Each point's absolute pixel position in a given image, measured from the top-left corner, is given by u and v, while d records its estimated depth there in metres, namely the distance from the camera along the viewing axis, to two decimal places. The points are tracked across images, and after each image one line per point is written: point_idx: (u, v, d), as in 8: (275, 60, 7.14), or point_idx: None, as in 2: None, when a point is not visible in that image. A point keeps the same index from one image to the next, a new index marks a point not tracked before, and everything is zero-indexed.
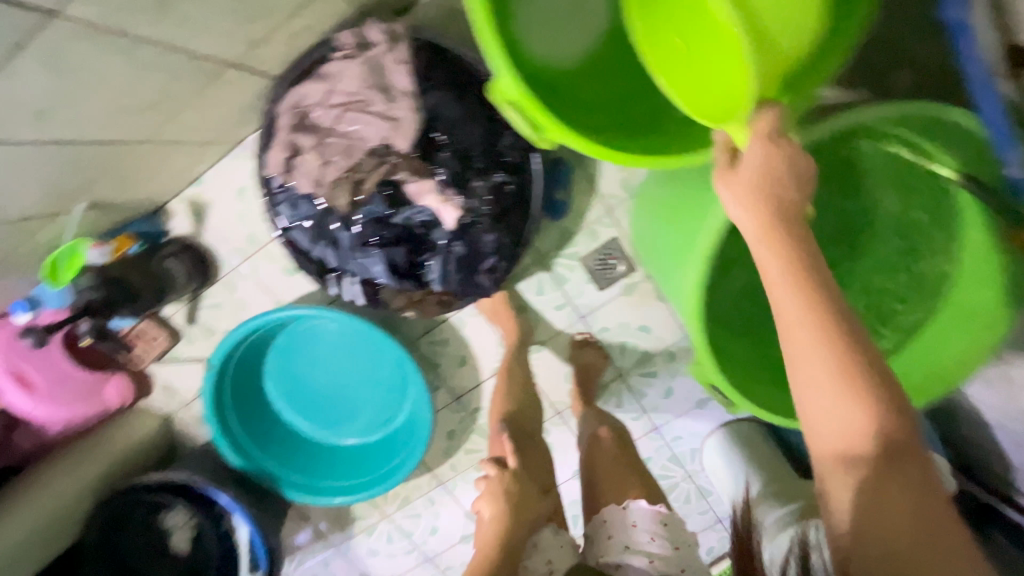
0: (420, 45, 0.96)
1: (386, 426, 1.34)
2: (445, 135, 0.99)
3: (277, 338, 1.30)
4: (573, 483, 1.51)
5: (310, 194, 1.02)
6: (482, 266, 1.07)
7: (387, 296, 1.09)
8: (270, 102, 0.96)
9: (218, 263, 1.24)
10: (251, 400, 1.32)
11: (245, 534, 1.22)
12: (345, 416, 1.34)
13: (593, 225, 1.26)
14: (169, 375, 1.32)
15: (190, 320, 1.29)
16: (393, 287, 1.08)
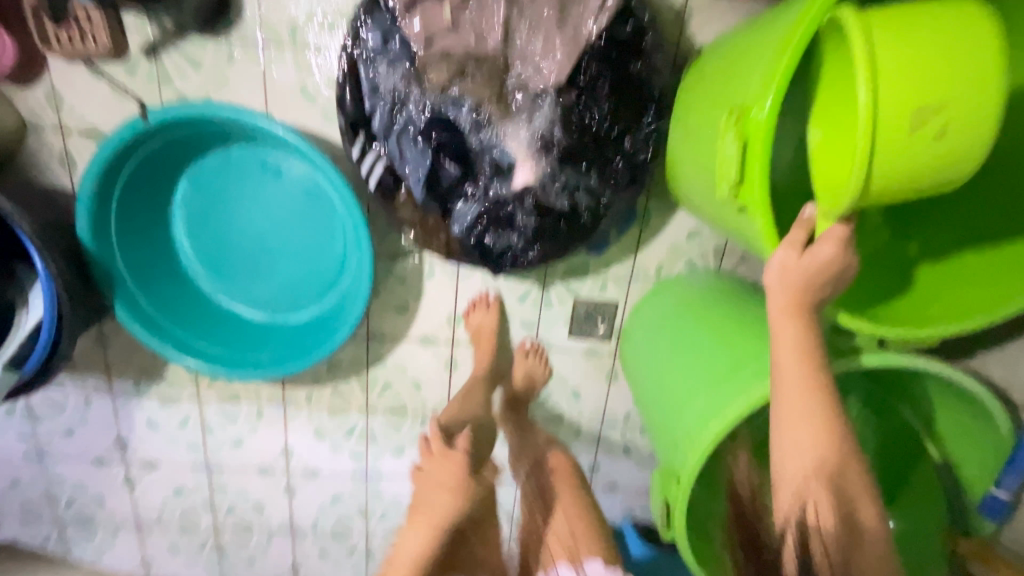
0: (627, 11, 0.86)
1: (280, 312, 1.15)
2: (579, 100, 0.87)
3: (233, 146, 1.05)
4: (409, 484, 1.37)
5: (412, 43, 0.85)
6: (512, 244, 0.93)
7: (400, 202, 0.92)
8: None
9: (236, 21, 0.97)
10: (149, 187, 1.04)
11: (31, 320, 0.91)
12: (244, 275, 1.12)
13: (609, 279, 1.18)
14: (73, 88, 0.99)
15: (148, 50, 0.98)
16: (415, 197, 0.91)
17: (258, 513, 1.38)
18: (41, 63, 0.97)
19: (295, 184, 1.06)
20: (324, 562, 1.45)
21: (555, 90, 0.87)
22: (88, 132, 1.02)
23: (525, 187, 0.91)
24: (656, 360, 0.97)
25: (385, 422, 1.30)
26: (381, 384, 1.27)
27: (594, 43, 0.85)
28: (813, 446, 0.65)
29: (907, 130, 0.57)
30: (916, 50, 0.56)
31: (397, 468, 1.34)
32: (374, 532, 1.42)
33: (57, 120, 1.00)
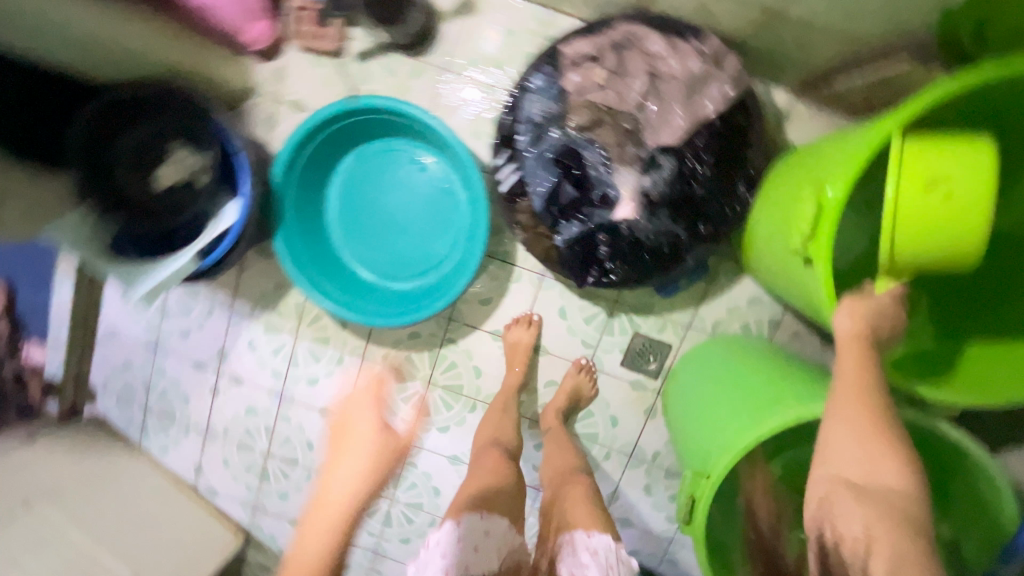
0: (741, 104, 1.07)
1: (388, 278, 1.36)
2: (684, 163, 1.08)
3: (399, 140, 1.33)
4: (442, 463, 1.50)
5: (567, 92, 1.09)
6: (599, 263, 1.11)
7: (521, 209, 1.13)
8: (619, 20, 1.06)
9: (430, 50, 1.26)
10: (325, 155, 1.30)
11: (221, 226, 1.13)
12: (373, 243, 1.35)
13: (669, 321, 1.34)
14: (296, 69, 1.29)
15: (362, 56, 1.28)
16: (533, 207, 1.12)
17: (308, 450, 1.54)
18: (281, 49, 1.28)
19: (433, 180, 1.33)
20: (346, 517, 1.57)
21: (667, 151, 1.09)
22: (293, 104, 1.30)
23: (623, 221, 1.10)
24: (700, 396, 1.09)
25: (440, 399, 1.46)
26: (447, 362, 1.44)
27: (706, 124, 1.07)
28: (869, 432, 0.76)
29: (924, 214, 0.73)
30: (921, 168, 0.72)
31: (436, 443, 1.48)
32: (398, 499, 1.54)
33: (275, 88, 1.29)
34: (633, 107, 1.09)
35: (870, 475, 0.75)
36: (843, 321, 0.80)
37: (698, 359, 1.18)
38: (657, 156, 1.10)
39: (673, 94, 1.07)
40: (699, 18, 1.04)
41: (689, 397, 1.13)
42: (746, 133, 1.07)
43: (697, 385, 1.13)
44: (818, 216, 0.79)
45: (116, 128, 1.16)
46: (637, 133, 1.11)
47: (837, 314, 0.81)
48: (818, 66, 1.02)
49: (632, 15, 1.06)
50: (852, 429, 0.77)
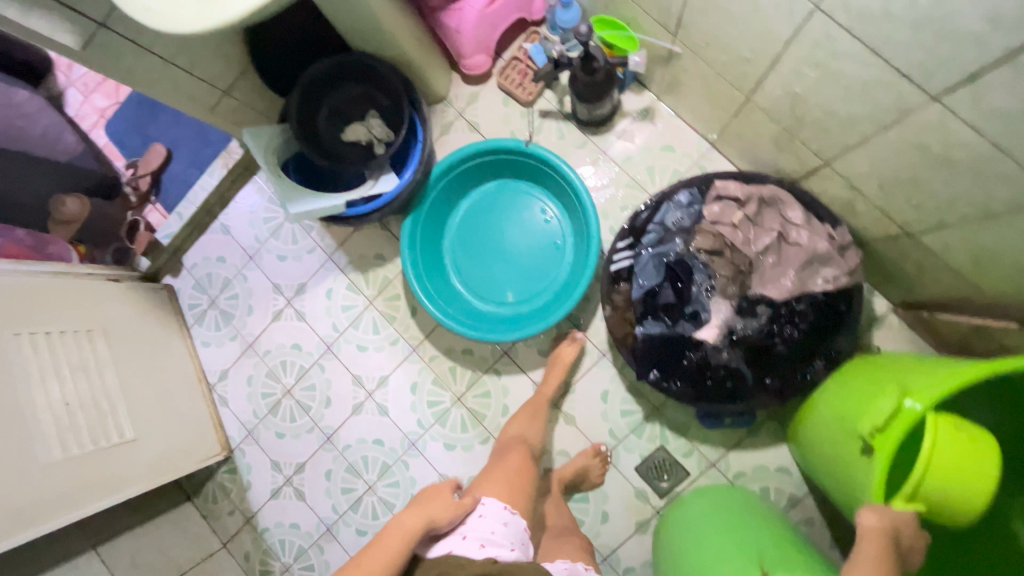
0: (846, 294, 1.16)
1: (473, 293, 1.47)
2: (778, 318, 1.16)
3: (541, 190, 1.48)
4: (432, 478, 1.53)
5: (703, 216, 1.22)
6: (664, 365, 1.21)
7: (617, 292, 1.26)
8: (770, 180, 1.20)
9: (600, 134, 1.44)
10: (477, 173, 1.47)
11: (378, 188, 1.32)
12: (476, 264, 1.47)
13: (696, 449, 1.39)
14: (487, 100, 1.49)
15: (543, 113, 1.47)
16: (630, 293, 1.23)
17: (324, 407, 1.61)
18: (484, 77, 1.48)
19: (552, 232, 1.46)
20: (323, 483, 1.60)
21: (765, 301, 1.17)
22: (470, 124, 1.50)
23: (701, 341, 1.18)
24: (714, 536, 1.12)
25: (461, 418, 1.53)
26: (483, 387, 1.52)
27: (808, 293, 1.16)
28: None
29: (945, 472, 0.79)
30: (960, 442, 0.79)
31: (437, 456, 1.53)
32: (376, 491, 1.56)
33: (463, 106, 1.50)
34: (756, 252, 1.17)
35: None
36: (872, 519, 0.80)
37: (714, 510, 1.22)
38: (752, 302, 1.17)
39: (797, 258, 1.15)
40: (840, 210, 1.17)
41: (692, 539, 1.17)
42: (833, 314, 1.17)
43: (699, 533, 1.17)
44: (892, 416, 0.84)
45: (336, 85, 1.34)
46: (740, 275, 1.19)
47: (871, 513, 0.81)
48: (924, 293, 1.12)
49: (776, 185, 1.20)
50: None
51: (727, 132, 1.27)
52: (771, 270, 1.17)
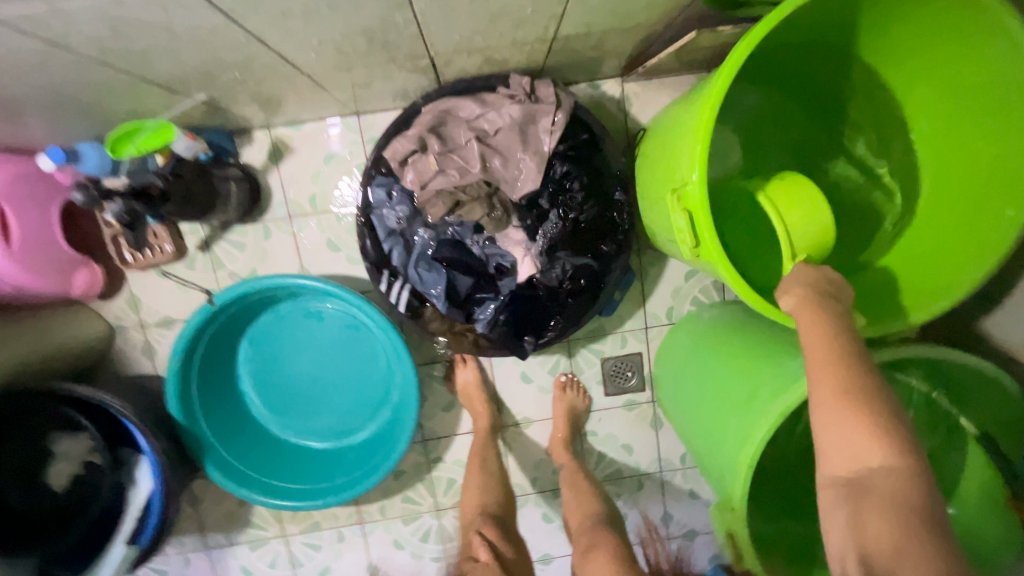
0: (581, 123, 0.87)
1: (341, 439, 1.07)
2: (571, 203, 0.88)
3: (257, 317, 1.03)
4: None
5: (405, 186, 0.85)
6: (535, 329, 0.91)
7: (428, 318, 0.90)
8: (420, 101, 0.83)
9: (268, 206, 1.00)
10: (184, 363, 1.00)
11: (141, 496, 0.86)
12: (305, 406, 1.06)
13: (627, 334, 1.10)
14: (149, 292, 1.02)
15: (203, 246, 1.01)
16: (440, 311, 0.89)
17: None
18: (122, 277, 1.01)
19: (336, 321, 1.04)
20: None
21: (538, 195, 0.87)
22: (160, 323, 1.03)
23: (534, 279, 0.89)
24: (711, 392, 0.82)
25: None
26: (445, 482, 1.14)
27: (558, 150, 0.86)
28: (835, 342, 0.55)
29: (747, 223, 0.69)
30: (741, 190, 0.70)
31: None
32: None
33: (135, 318, 1.03)
34: (496, 142, 0.83)
35: (872, 462, 0.50)
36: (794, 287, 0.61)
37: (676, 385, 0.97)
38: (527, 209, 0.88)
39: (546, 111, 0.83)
40: (513, 65, 0.82)
41: (681, 417, 0.94)
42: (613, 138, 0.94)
43: (681, 396, 0.94)
44: (689, 214, 0.59)
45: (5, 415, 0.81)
46: (494, 189, 0.86)
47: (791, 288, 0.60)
48: (667, 69, 0.86)
49: (432, 88, 0.85)
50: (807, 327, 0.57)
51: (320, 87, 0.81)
52: (508, 171, 0.85)
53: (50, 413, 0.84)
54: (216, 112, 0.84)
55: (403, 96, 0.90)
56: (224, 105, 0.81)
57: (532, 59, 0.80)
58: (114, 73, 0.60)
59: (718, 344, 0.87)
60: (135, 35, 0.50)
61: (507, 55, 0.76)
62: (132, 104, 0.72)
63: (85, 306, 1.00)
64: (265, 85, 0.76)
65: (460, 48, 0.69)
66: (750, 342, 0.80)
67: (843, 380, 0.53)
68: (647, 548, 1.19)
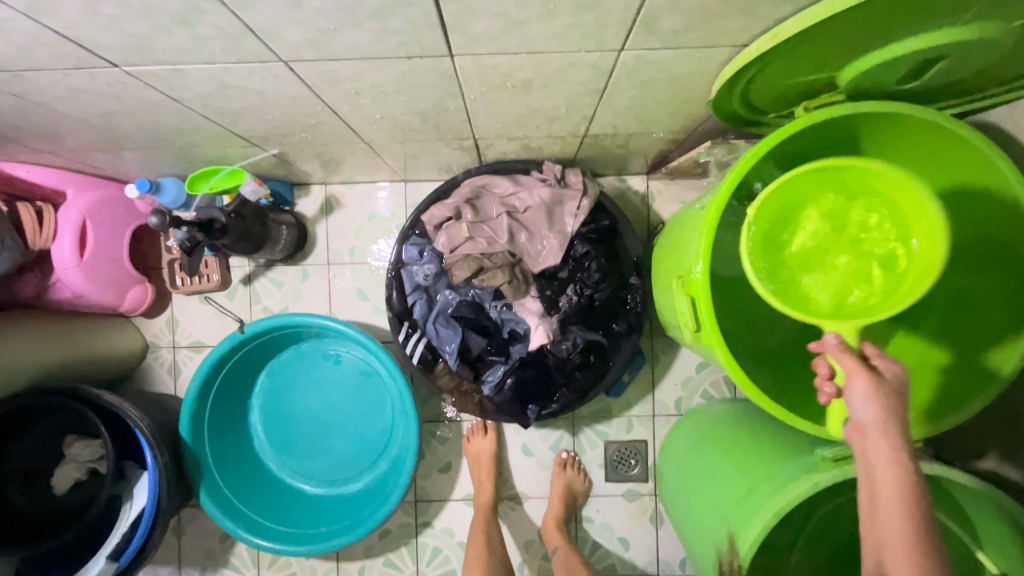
0: (603, 209, 0.94)
1: (335, 486, 1.07)
2: (588, 281, 0.93)
3: (280, 353, 1.08)
4: None
5: (437, 249, 0.93)
6: (540, 397, 0.93)
7: (438, 373, 0.93)
8: (461, 175, 0.93)
9: (311, 252, 1.10)
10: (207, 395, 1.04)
11: (133, 510, 0.87)
12: (307, 448, 1.07)
13: (633, 418, 1.10)
14: (188, 316, 1.10)
15: (246, 280, 1.10)
16: (450, 367, 0.92)
17: None
18: (169, 299, 1.11)
19: (352, 367, 1.08)
20: None
21: (558, 269, 0.93)
22: (191, 346, 1.10)
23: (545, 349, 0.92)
24: (712, 484, 0.80)
25: None
26: (430, 550, 1.10)
27: (581, 232, 0.92)
28: (905, 459, 0.49)
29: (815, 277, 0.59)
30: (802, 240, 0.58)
31: None
32: None
33: (171, 338, 1.10)
34: (524, 219, 0.91)
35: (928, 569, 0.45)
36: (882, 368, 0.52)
37: (678, 470, 0.95)
38: (546, 283, 0.93)
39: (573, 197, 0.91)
40: (547, 154, 0.92)
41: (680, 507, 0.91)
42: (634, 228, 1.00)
43: (681, 489, 0.92)
44: (694, 301, 0.63)
45: (27, 413, 0.86)
46: (518, 262, 0.92)
47: (862, 375, 0.51)
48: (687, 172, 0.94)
49: (474, 166, 0.96)
50: (878, 433, 0.49)
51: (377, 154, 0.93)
52: (532, 245, 0.92)
53: (72, 414, 0.89)
54: (284, 166, 0.95)
55: (446, 168, 1.00)
56: (292, 160, 0.93)
57: (565, 150, 0.90)
58: (207, 122, 0.70)
59: (726, 441, 0.84)
60: (233, 93, 0.60)
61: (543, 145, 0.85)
62: (215, 151, 0.84)
63: (129, 320, 1.08)
64: (331, 150, 0.87)
65: (502, 133, 0.78)
66: (755, 443, 0.79)
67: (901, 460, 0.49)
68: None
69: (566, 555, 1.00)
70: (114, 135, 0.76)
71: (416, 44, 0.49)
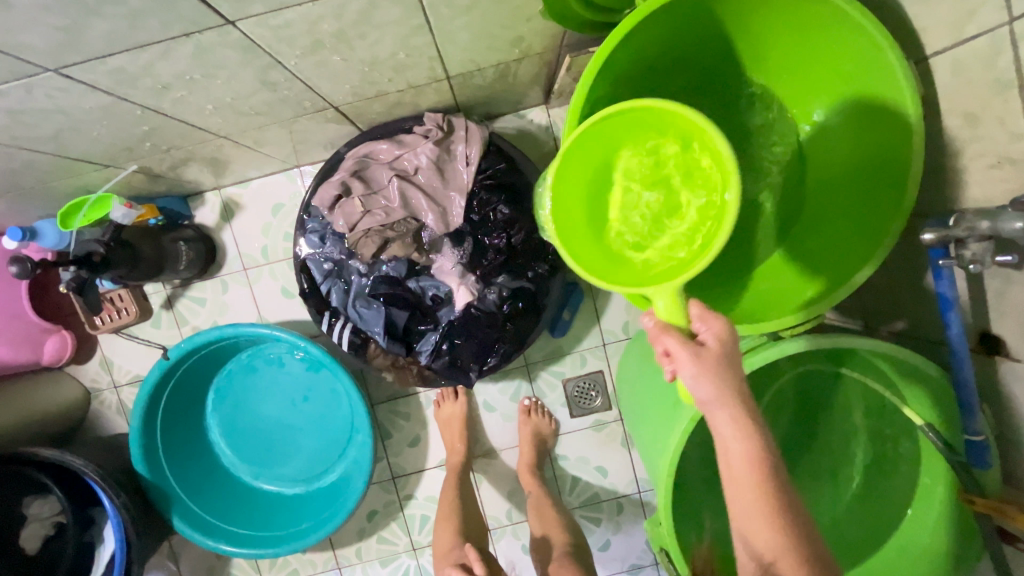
0: (496, 149, 0.89)
1: (311, 481, 1.09)
2: (500, 231, 0.89)
3: (226, 366, 1.07)
4: None
5: (340, 233, 0.90)
6: (477, 355, 0.92)
7: (371, 354, 0.92)
8: (343, 147, 0.88)
9: (223, 262, 1.06)
10: None
11: (105, 552, 0.88)
12: (274, 452, 1.08)
13: (585, 352, 1.10)
14: (120, 353, 1.07)
15: (166, 304, 1.07)
16: (381, 345, 0.91)
17: None
18: (95, 341, 1.07)
19: (297, 366, 1.07)
20: None
21: (466, 225, 0.90)
22: (132, 381, 1.08)
23: (469, 309, 0.91)
24: (655, 400, 0.80)
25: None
26: (420, 519, 1.13)
27: (480, 180, 0.89)
28: (735, 404, 0.50)
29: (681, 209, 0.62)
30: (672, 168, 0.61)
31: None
32: None
33: (110, 379, 1.08)
34: (420, 181, 0.88)
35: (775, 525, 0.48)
36: (708, 325, 0.52)
37: (630, 389, 0.96)
38: (459, 242, 0.90)
39: (463, 147, 0.87)
40: (425, 105, 0.87)
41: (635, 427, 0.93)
42: (540, 162, 0.96)
43: (634, 410, 0.93)
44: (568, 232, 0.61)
45: None
46: (423, 227, 0.90)
47: (684, 350, 0.51)
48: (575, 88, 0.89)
49: (357, 134, 0.91)
50: (721, 415, 0.50)
51: (249, 146, 0.87)
52: (433, 207, 0.88)
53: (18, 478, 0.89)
54: (161, 180, 0.90)
55: (332, 143, 0.95)
56: (164, 172, 0.88)
57: (441, 96, 0.84)
58: (36, 155, 0.65)
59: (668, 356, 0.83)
60: (29, 118, 0.55)
61: (411, 97, 0.81)
62: (72, 182, 0.78)
63: (63, 371, 1.06)
64: (194, 153, 0.82)
65: (360, 95, 0.73)
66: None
67: (744, 435, 0.49)
68: (638, 573, 1.15)
69: (539, 497, 1.01)
70: None
71: (178, 19, 0.44)
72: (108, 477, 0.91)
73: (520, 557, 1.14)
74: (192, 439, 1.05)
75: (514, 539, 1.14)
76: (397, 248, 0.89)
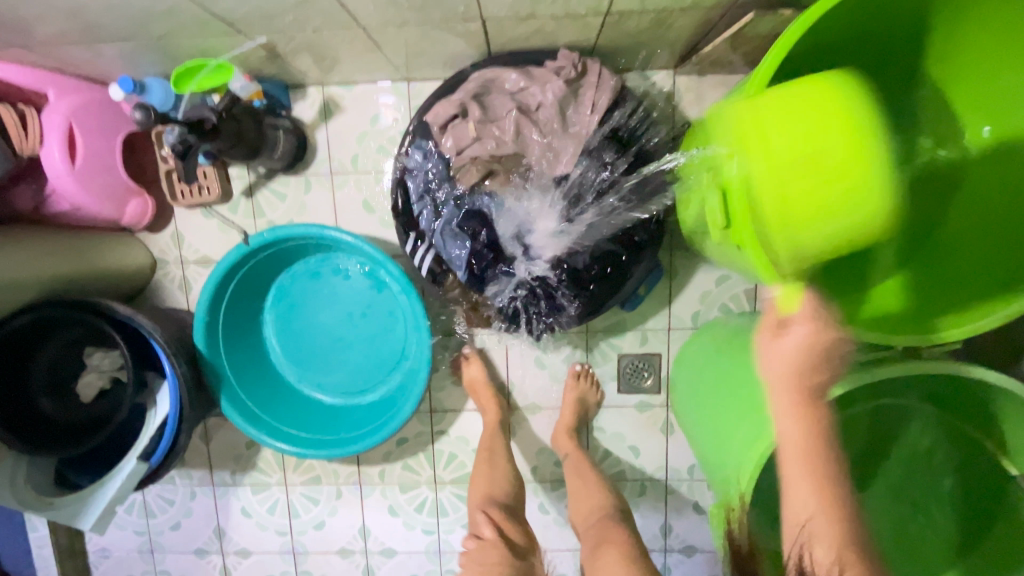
0: (621, 104, 0.86)
1: (353, 396, 1.10)
2: (608, 189, 0.86)
3: (292, 266, 1.07)
4: None
5: (445, 155, 0.87)
6: (553, 309, 0.90)
7: (449, 285, 0.91)
8: (468, 68, 0.85)
9: (311, 161, 1.04)
10: None
11: (157, 416, 0.89)
12: (323, 360, 1.08)
13: (648, 331, 1.08)
14: (192, 230, 1.07)
15: (247, 192, 1.05)
16: (461, 278, 0.90)
17: None
18: (170, 214, 1.07)
19: (362, 280, 1.07)
20: None
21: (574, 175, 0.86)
22: (199, 261, 1.08)
23: (556, 261, 0.88)
24: (742, 396, 0.77)
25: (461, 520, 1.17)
26: (448, 456, 1.14)
27: (601, 131, 0.85)
28: (796, 386, 0.55)
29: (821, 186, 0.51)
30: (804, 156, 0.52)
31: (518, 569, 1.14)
32: None
33: (179, 254, 1.08)
34: (540, 118, 0.84)
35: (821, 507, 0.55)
36: (798, 328, 0.55)
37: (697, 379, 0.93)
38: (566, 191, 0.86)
39: (591, 94, 0.84)
40: (562, 42, 0.82)
41: (693, 416, 0.92)
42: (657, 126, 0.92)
43: (696, 398, 0.92)
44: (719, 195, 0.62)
45: (45, 326, 0.87)
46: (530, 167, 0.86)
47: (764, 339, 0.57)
48: (719, 57, 0.84)
49: (482, 58, 0.87)
50: (781, 394, 0.56)
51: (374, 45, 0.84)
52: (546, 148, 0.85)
53: (85, 327, 0.90)
54: (276, 62, 0.87)
55: (451, 62, 0.91)
56: (284, 54, 0.85)
57: (583, 35, 0.80)
58: (183, 0, 0.62)
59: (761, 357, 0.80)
60: None
61: (557, 28, 0.76)
62: (200, 42, 0.76)
63: (135, 235, 1.06)
64: (323, 40, 0.79)
65: (514, 12, 0.69)
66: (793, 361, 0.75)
67: (801, 413, 0.55)
68: (644, 555, 1.16)
69: (577, 460, 1.02)
70: (87, 23, 0.69)
71: None
72: (171, 345, 0.92)
73: (536, 513, 1.15)
74: (248, 330, 1.06)
75: (534, 495, 1.15)
76: (500, 183, 0.87)
